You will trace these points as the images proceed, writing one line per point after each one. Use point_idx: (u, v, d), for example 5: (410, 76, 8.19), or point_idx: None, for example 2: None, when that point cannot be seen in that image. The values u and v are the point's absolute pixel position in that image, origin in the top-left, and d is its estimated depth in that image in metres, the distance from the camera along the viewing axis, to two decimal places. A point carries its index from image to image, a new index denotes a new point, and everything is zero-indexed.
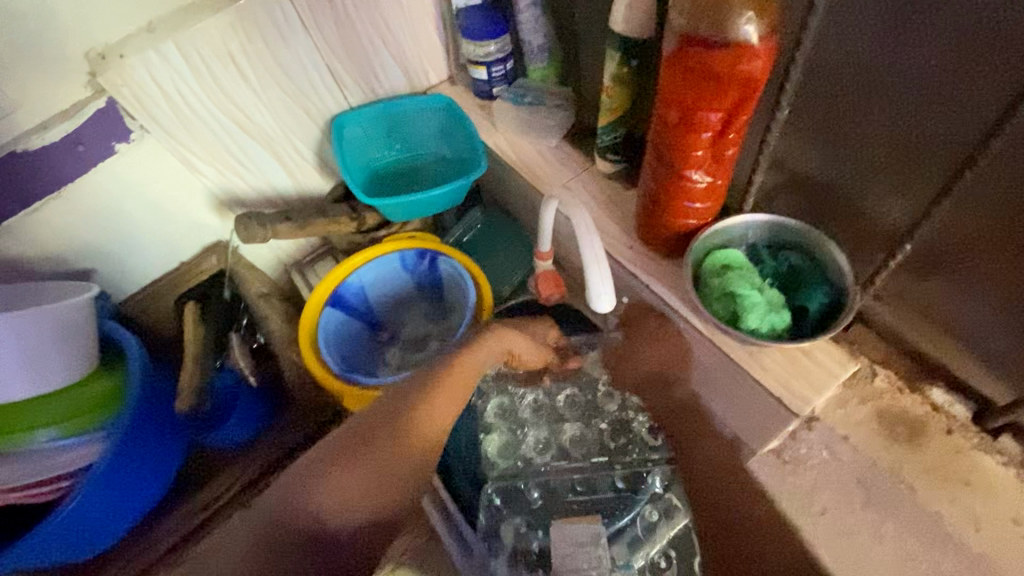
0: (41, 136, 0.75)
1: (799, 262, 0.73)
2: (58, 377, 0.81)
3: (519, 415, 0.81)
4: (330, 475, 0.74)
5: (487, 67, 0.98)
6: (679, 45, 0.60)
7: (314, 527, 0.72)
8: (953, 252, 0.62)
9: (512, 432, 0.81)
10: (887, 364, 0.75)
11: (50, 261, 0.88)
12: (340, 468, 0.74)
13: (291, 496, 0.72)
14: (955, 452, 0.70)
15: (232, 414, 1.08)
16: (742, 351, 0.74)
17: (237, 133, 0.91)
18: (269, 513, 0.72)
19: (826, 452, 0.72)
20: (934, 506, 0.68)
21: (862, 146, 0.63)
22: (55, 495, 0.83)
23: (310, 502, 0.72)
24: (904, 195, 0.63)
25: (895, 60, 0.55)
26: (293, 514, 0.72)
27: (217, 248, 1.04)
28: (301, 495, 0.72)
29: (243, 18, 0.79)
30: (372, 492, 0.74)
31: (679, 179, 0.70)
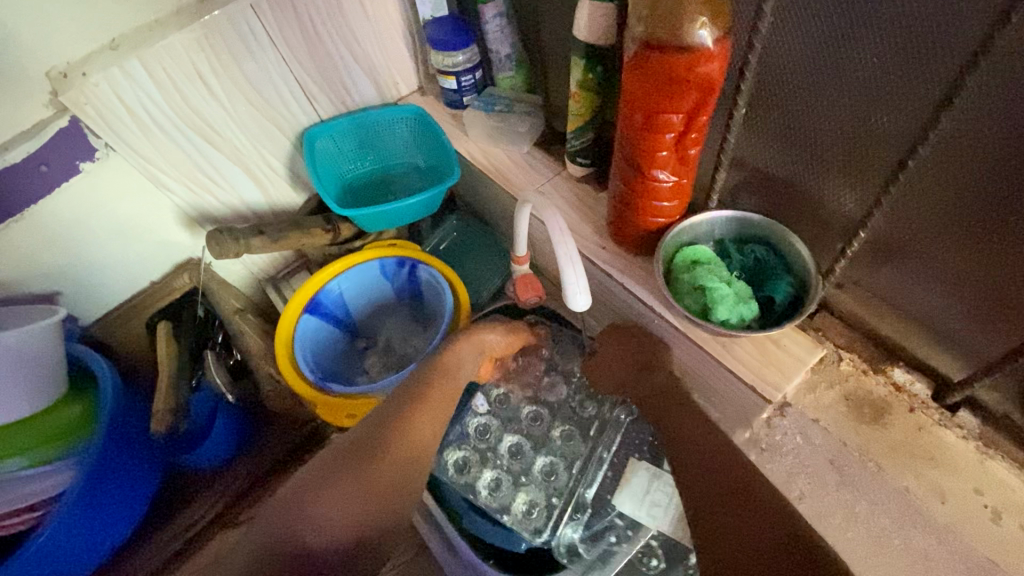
0: (2, 157, 0.74)
1: (764, 255, 0.76)
2: (26, 402, 0.79)
3: (501, 428, 0.94)
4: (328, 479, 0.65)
5: (456, 77, 1.00)
6: (639, 51, 0.62)
7: (300, 550, 0.59)
8: (906, 237, 0.65)
9: (486, 453, 0.92)
10: (851, 349, 0.78)
11: (20, 286, 0.87)
12: (340, 479, 0.65)
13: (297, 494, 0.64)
14: (917, 429, 0.73)
15: (208, 437, 1.05)
16: (714, 342, 0.75)
17: (207, 149, 0.91)
18: (262, 533, 0.60)
19: (800, 437, 0.75)
20: (901, 481, 0.71)
21: (815, 141, 0.66)
22: (27, 525, 0.82)
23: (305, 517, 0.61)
24: (856, 186, 0.66)
25: (838, 58, 0.58)
26: (296, 526, 0.61)
27: (189, 265, 1.04)
28: (302, 502, 0.63)
29: (209, 34, 0.79)
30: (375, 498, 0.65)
31: (645, 178, 0.73)
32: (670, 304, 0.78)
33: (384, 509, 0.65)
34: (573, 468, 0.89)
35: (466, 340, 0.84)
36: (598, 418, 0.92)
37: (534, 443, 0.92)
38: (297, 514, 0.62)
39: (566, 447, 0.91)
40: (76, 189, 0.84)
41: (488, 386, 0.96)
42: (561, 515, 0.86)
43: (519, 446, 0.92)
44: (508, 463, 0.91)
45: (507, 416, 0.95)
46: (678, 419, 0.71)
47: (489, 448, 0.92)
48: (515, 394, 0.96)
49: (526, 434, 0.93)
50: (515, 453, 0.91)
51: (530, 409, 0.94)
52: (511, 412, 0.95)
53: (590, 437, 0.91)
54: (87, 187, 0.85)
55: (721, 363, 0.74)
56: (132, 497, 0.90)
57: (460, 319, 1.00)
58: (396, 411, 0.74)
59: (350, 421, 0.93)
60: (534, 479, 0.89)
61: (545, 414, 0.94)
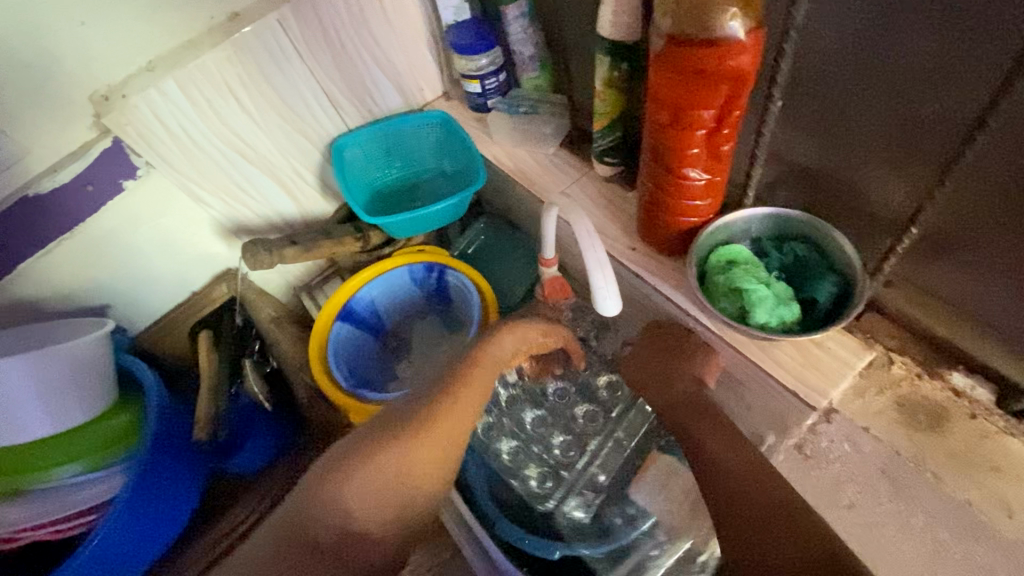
0: (51, 179, 0.78)
1: (804, 253, 0.72)
2: (78, 411, 0.83)
3: (531, 400, 0.97)
4: (361, 468, 0.66)
5: (480, 80, 0.99)
6: (666, 46, 0.60)
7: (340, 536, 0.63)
8: (964, 232, 0.60)
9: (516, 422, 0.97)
10: (904, 351, 0.73)
11: (70, 300, 0.92)
12: (361, 469, 0.66)
13: (323, 480, 0.66)
14: (980, 437, 0.68)
15: (248, 440, 1.07)
16: (754, 346, 0.72)
17: (239, 162, 0.93)
18: (292, 516, 0.65)
19: (848, 445, 0.71)
20: (962, 494, 0.66)
21: (858, 132, 0.62)
22: (82, 528, 0.86)
23: (340, 506, 0.64)
24: (904, 177, 0.62)
25: (883, 43, 0.55)
26: (327, 519, 0.63)
27: (227, 276, 1.07)
28: (329, 499, 0.64)
29: (240, 51, 0.81)
30: (396, 499, 0.67)
31: (676, 177, 0.70)
32: (705, 307, 0.75)
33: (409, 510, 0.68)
34: (583, 459, 0.92)
35: (509, 331, 0.81)
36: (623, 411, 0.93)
37: (556, 424, 0.95)
38: (321, 504, 0.64)
39: (587, 437, 0.93)
40: (120, 206, 0.87)
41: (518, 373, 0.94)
42: (573, 492, 0.91)
43: (541, 423, 0.96)
44: (535, 434, 0.95)
45: (538, 398, 0.97)
46: (706, 425, 0.69)
47: (514, 422, 0.97)
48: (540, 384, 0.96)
49: (554, 404, 0.96)
50: (537, 430, 0.96)
51: (560, 389, 0.96)
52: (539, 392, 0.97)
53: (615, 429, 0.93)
54: (130, 203, 0.88)
55: (761, 367, 0.71)
56: (178, 501, 0.93)
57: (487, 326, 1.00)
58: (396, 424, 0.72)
59: None
60: (552, 453, 0.94)
61: (575, 393, 0.96)
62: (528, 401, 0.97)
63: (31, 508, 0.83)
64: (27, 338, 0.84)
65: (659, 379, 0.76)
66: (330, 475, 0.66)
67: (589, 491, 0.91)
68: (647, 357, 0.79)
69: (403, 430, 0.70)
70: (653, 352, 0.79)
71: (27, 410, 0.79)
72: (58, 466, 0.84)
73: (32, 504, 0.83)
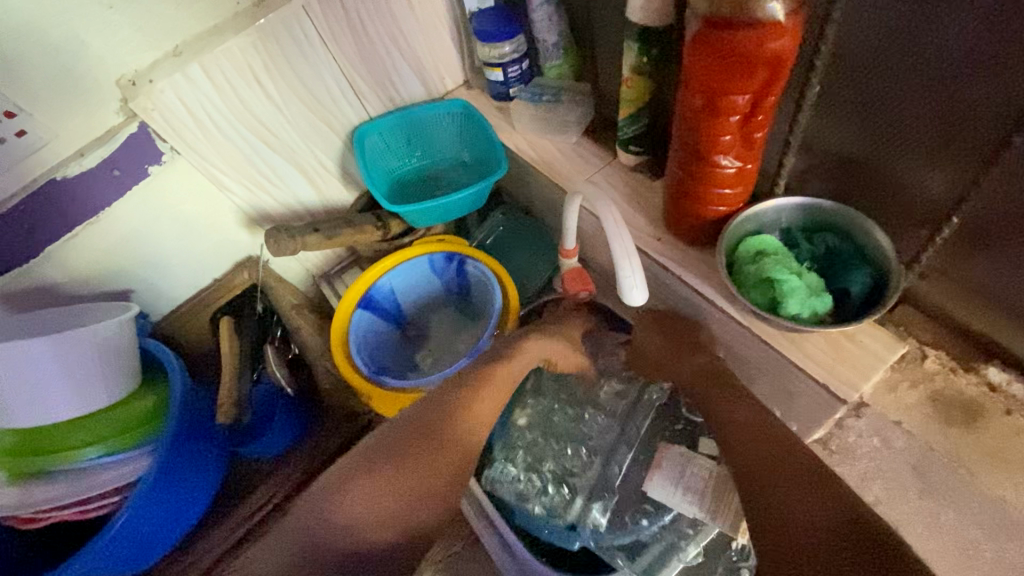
0: (79, 163, 0.78)
1: (836, 244, 0.71)
2: (104, 394, 0.84)
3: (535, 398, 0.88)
4: (363, 479, 0.69)
5: (503, 68, 0.98)
6: (701, 29, 0.59)
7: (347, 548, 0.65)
8: (1006, 222, 0.59)
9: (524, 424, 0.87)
10: (937, 345, 0.72)
11: (95, 285, 0.92)
12: (371, 482, 0.69)
13: (332, 491, 0.68)
14: (1015, 433, 0.66)
15: (269, 428, 1.07)
16: (783, 338, 0.71)
17: (263, 149, 0.93)
18: (296, 531, 0.65)
19: (877, 439, 0.70)
20: (996, 490, 0.65)
21: (897, 119, 0.61)
22: (106, 509, 0.87)
23: (344, 517, 0.66)
24: (944, 166, 0.60)
25: (928, 26, 0.53)
26: (329, 532, 0.65)
27: (248, 263, 1.07)
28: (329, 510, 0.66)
29: (265, 36, 0.81)
30: (403, 512, 0.70)
31: (707, 165, 0.69)
32: (733, 298, 0.74)
33: (421, 517, 0.71)
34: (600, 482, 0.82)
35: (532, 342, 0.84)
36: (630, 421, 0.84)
37: (569, 442, 0.86)
38: (327, 513, 0.66)
39: (599, 458, 0.83)
40: (145, 190, 0.88)
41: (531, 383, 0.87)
42: (596, 501, 0.81)
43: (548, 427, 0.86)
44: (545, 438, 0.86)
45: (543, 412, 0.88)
46: (725, 401, 0.70)
47: (523, 455, 0.86)
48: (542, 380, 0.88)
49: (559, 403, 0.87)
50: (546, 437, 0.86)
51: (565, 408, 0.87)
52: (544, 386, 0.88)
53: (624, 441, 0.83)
54: (155, 188, 0.89)
55: (790, 360, 0.70)
56: (200, 483, 0.94)
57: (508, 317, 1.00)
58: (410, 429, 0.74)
59: None
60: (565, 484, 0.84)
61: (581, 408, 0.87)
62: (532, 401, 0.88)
63: (56, 488, 0.83)
64: (54, 321, 0.85)
65: (687, 346, 0.79)
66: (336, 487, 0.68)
67: (609, 510, 0.81)
68: (660, 339, 0.82)
69: (417, 450, 0.73)
70: (667, 338, 0.81)
71: (55, 390, 0.80)
72: (83, 447, 0.84)
73: (57, 485, 0.83)
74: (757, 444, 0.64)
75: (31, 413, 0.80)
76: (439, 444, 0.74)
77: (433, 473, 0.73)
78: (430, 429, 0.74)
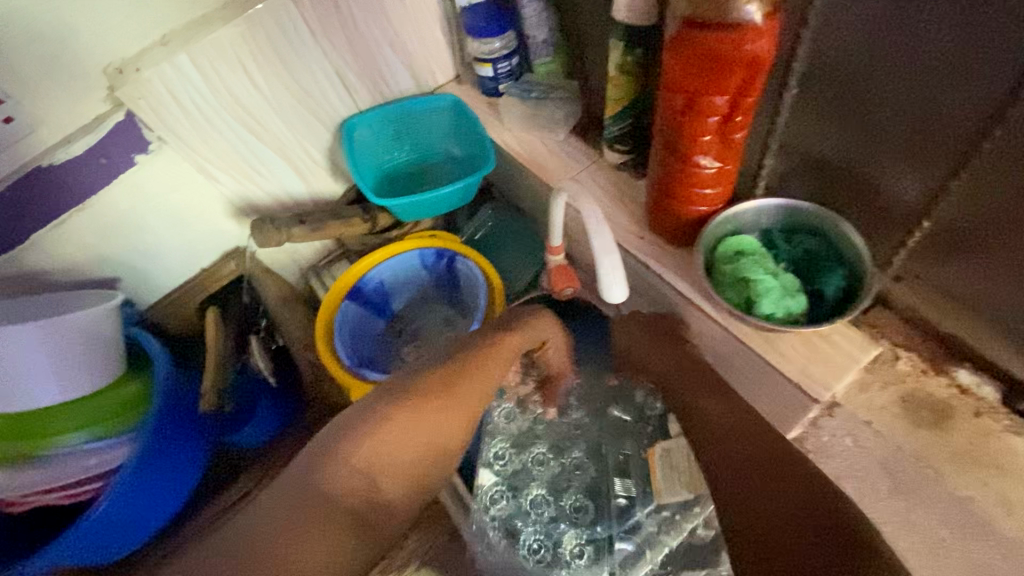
0: (66, 151, 0.78)
1: (813, 246, 0.72)
2: (88, 380, 0.85)
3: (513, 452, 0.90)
4: (372, 430, 0.63)
5: (492, 64, 0.99)
6: (682, 29, 0.60)
7: (360, 506, 0.58)
8: (977, 228, 0.60)
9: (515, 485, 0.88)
10: (910, 347, 0.73)
11: (81, 272, 0.93)
12: (384, 425, 0.63)
13: (336, 437, 0.62)
14: (984, 434, 0.68)
15: (253, 416, 1.09)
16: (758, 338, 0.72)
17: (250, 140, 0.93)
18: (304, 484, 0.58)
19: (849, 439, 0.71)
20: (963, 490, 0.66)
21: (873, 123, 0.61)
22: (92, 493, 0.88)
23: (352, 463, 0.60)
24: (919, 170, 0.61)
25: (903, 32, 0.54)
26: (338, 489, 0.58)
27: (235, 254, 1.08)
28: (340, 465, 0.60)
29: (253, 27, 0.81)
30: (421, 465, 0.64)
31: (687, 165, 0.70)
32: (711, 297, 0.74)
33: (432, 471, 0.65)
34: (584, 498, 0.87)
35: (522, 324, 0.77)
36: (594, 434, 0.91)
37: (559, 484, 0.88)
38: (336, 464, 0.60)
39: (574, 474, 0.89)
40: (131, 179, 0.88)
41: (481, 415, 0.92)
42: (612, 523, 0.84)
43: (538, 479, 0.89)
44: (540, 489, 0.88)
45: (524, 466, 0.90)
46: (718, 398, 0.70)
47: (516, 507, 0.87)
48: (512, 435, 0.91)
49: (537, 452, 0.90)
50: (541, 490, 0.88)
51: (530, 435, 0.91)
52: (524, 432, 0.92)
53: (594, 453, 0.89)
54: (142, 177, 0.89)
55: (766, 359, 0.71)
56: (183, 472, 0.95)
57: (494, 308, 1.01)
58: (426, 380, 0.69)
59: None
60: (550, 511, 0.87)
61: (545, 431, 0.91)
62: (513, 458, 0.90)
63: (40, 474, 0.84)
64: (39, 308, 0.85)
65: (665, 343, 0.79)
66: (343, 438, 0.62)
67: (603, 519, 0.85)
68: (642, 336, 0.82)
69: (429, 393, 0.67)
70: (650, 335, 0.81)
71: (39, 376, 0.80)
72: (68, 433, 0.85)
73: (41, 470, 0.84)
74: (745, 441, 0.64)
75: (15, 399, 0.80)
76: (444, 392, 0.68)
77: (448, 423, 0.67)
78: (442, 380, 0.69)
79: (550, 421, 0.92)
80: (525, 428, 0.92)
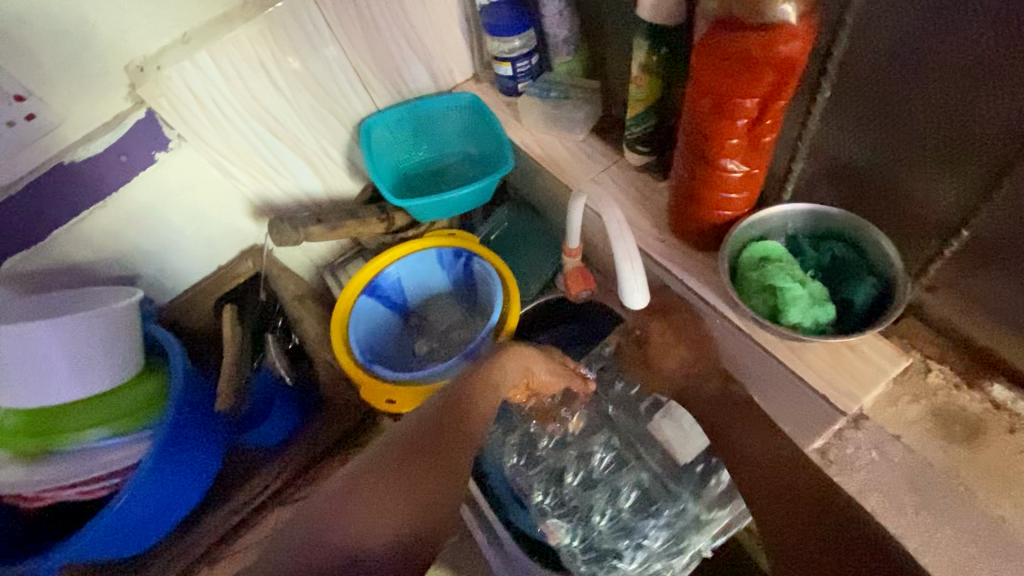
0: (86, 148, 0.79)
1: (842, 253, 0.69)
2: (106, 377, 0.85)
3: (551, 486, 0.83)
4: (354, 496, 0.66)
5: (512, 63, 0.97)
6: (711, 29, 0.58)
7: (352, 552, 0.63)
8: (1018, 238, 0.57)
9: (573, 516, 0.81)
10: (942, 359, 0.71)
11: (100, 268, 0.93)
12: (366, 495, 0.66)
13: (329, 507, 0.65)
14: (1018, 452, 0.65)
15: (271, 414, 1.10)
16: (783, 347, 0.70)
17: (269, 138, 0.93)
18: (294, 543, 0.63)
19: (876, 453, 0.68)
20: (995, 509, 0.64)
21: (909, 128, 0.59)
22: (106, 491, 0.88)
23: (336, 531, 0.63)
24: (956, 177, 0.59)
25: (944, 34, 0.52)
26: (325, 543, 0.62)
27: (252, 252, 1.08)
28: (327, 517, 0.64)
29: (273, 25, 0.81)
30: (412, 510, 0.66)
31: (713, 169, 0.68)
32: (735, 304, 0.73)
33: (431, 510, 0.67)
34: (638, 494, 0.82)
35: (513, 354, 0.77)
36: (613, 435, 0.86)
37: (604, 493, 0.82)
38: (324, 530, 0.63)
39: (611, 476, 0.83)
40: (151, 177, 0.88)
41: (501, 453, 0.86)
42: (674, 488, 0.82)
43: (586, 500, 0.82)
44: (595, 505, 0.82)
45: (564, 496, 0.82)
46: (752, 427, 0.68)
47: (586, 533, 0.80)
48: (535, 471, 0.84)
49: (567, 480, 0.83)
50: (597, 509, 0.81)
51: (554, 454, 0.85)
52: (548, 464, 0.84)
53: (622, 449, 0.85)
54: (161, 175, 0.89)
55: (792, 370, 0.69)
56: (198, 470, 0.95)
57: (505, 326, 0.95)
58: (404, 448, 0.70)
59: (390, 405, 0.93)
60: (612, 521, 0.81)
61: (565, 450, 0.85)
62: (552, 495, 0.83)
63: (56, 469, 0.84)
64: (59, 305, 0.86)
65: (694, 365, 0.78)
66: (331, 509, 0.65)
67: (667, 494, 0.81)
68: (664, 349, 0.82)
69: (406, 458, 0.69)
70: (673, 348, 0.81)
71: (58, 373, 0.81)
72: (85, 429, 0.86)
73: (58, 465, 0.85)
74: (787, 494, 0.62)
75: (35, 394, 0.81)
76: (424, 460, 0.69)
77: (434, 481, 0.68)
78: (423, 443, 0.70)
79: (554, 447, 0.85)
80: (538, 458, 0.85)
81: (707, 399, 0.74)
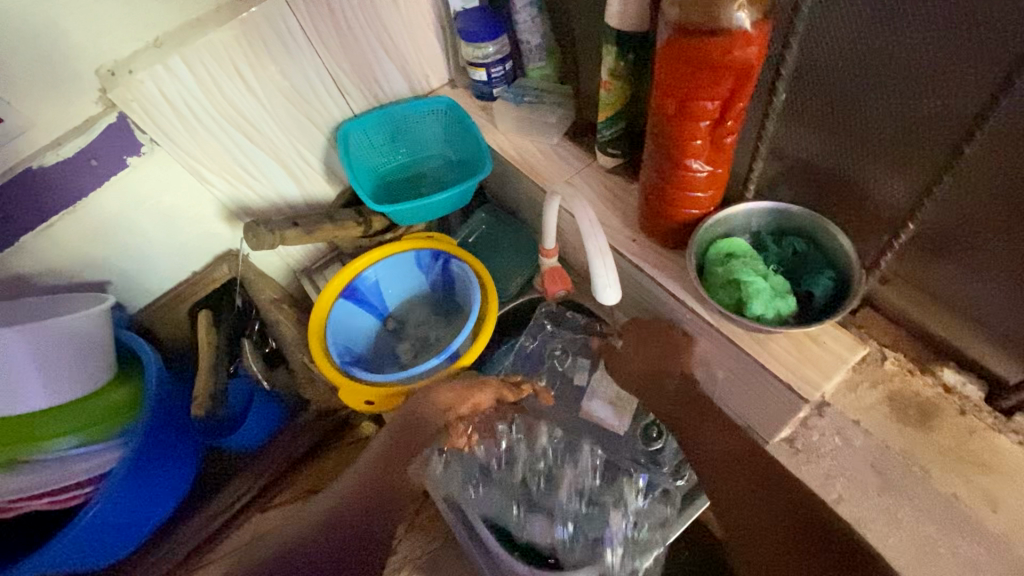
0: (56, 152, 0.78)
1: (802, 248, 0.73)
2: (76, 385, 0.84)
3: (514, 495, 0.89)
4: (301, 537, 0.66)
5: (486, 69, 0.99)
6: (673, 36, 0.61)
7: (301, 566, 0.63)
8: (960, 230, 0.61)
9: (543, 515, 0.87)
10: (897, 348, 0.74)
11: (69, 275, 0.92)
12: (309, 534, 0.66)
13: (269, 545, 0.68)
14: (968, 433, 0.69)
15: (246, 421, 1.08)
16: (749, 339, 0.73)
17: (244, 143, 0.93)
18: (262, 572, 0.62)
19: (839, 438, 0.72)
20: (949, 488, 0.67)
21: (859, 129, 0.63)
22: (78, 501, 0.86)
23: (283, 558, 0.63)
24: (904, 174, 0.62)
25: (888, 41, 0.55)
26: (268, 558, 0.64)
27: (227, 257, 1.07)
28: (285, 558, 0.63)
29: (248, 30, 0.82)
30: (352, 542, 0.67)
31: (679, 169, 0.71)
32: (703, 299, 0.75)
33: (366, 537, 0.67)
34: (602, 469, 0.89)
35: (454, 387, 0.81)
36: (554, 433, 0.92)
37: (564, 485, 0.88)
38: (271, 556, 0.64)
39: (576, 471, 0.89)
40: (123, 182, 0.87)
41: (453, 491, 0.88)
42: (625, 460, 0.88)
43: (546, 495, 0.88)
44: (557, 499, 0.88)
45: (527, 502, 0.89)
46: (707, 423, 0.70)
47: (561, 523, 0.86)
48: (489, 486, 0.90)
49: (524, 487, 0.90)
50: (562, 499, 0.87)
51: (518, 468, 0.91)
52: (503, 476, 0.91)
53: (571, 436, 0.92)
54: (132, 180, 0.88)
55: (758, 361, 0.72)
56: (173, 477, 0.94)
57: (480, 333, 0.95)
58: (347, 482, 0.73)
59: (369, 406, 0.94)
60: (585, 500, 0.87)
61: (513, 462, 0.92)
62: (518, 503, 0.88)
63: (26, 479, 0.82)
64: (27, 312, 0.84)
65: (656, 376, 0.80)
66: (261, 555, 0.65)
67: (624, 470, 0.88)
68: (632, 356, 0.83)
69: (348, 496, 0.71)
70: (642, 354, 0.82)
71: (25, 382, 0.79)
72: (55, 438, 0.84)
73: (27, 476, 0.83)
74: (744, 483, 0.64)
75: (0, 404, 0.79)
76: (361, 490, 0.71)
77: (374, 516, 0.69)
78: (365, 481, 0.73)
79: (499, 461, 0.92)
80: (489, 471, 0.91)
81: (669, 399, 0.76)
